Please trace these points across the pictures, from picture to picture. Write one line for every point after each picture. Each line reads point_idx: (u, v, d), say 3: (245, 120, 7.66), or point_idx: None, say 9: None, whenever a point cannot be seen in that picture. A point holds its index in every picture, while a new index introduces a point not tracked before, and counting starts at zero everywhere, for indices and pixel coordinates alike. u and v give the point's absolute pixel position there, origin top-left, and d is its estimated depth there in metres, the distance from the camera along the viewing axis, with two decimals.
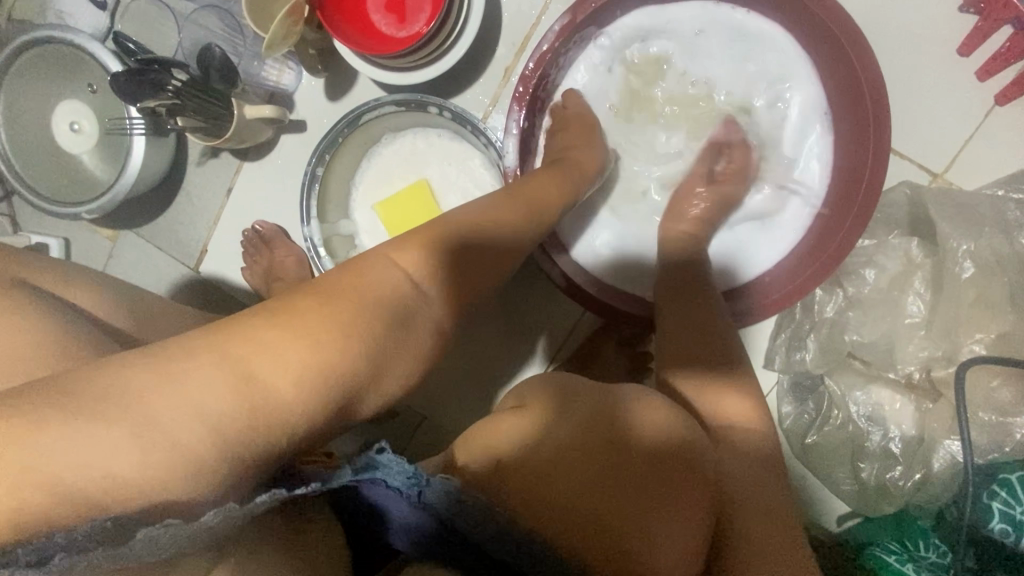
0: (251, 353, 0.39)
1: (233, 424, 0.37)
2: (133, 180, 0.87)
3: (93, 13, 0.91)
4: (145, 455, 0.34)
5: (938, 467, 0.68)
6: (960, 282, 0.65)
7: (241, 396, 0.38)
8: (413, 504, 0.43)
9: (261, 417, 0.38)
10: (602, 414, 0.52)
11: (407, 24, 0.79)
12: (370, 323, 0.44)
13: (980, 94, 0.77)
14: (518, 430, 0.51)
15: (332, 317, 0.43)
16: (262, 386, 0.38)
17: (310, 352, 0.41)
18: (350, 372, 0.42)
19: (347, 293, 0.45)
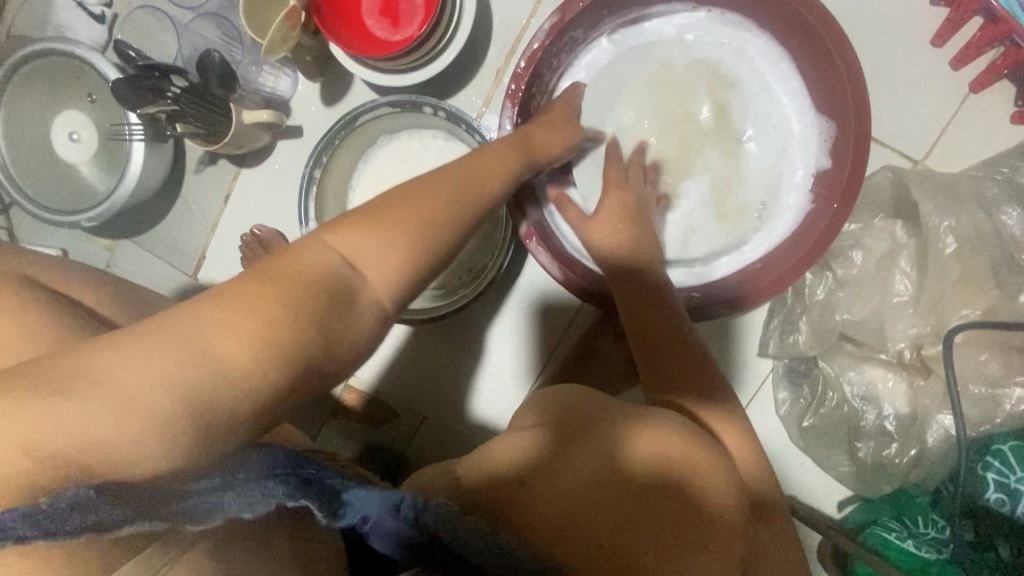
0: (201, 331, 0.40)
1: (197, 393, 0.38)
2: (133, 186, 0.88)
3: (92, 27, 0.94)
4: (118, 424, 0.36)
5: (932, 442, 0.70)
6: (944, 258, 0.68)
7: (196, 371, 0.38)
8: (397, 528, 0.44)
9: (218, 388, 0.39)
10: (600, 447, 0.57)
11: (401, 28, 0.81)
12: (306, 299, 0.44)
13: (955, 82, 0.81)
14: (533, 446, 0.58)
15: (279, 295, 0.43)
16: (217, 360, 0.39)
17: (260, 327, 0.41)
18: (300, 344, 0.43)
19: (289, 274, 0.45)
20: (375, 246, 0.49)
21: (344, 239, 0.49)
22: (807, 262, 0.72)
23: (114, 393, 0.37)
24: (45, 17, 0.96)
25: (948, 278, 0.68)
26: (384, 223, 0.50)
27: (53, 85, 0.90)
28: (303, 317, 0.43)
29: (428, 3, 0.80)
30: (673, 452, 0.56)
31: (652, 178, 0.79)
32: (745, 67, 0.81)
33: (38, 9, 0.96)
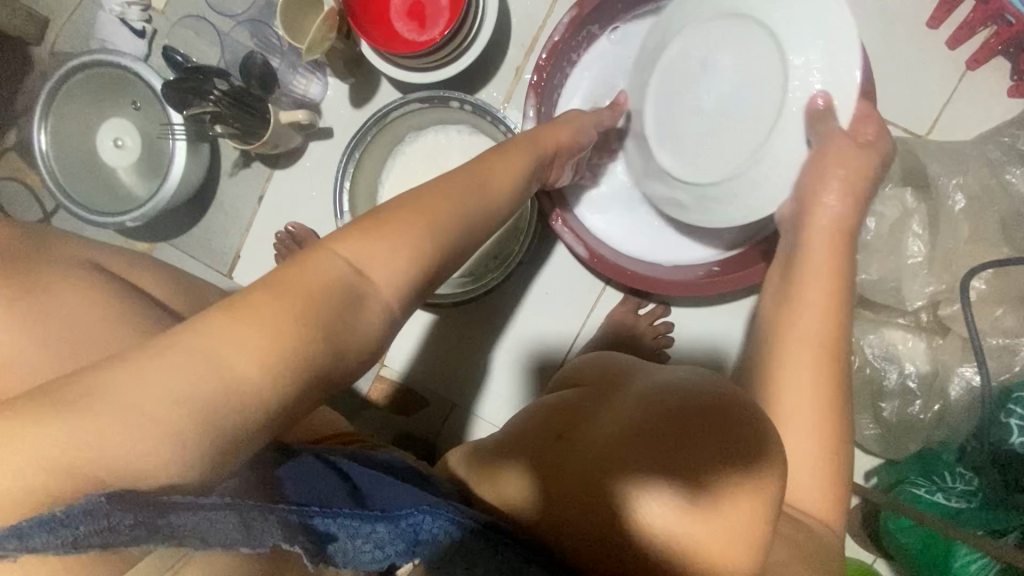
0: (206, 350, 0.34)
1: (192, 415, 0.33)
2: (175, 187, 0.92)
3: (133, 42, 1.00)
4: (95, 457, 0.32)
5: (955, 396, 0.72)
6: (954, 215, 0.72)
7: (195, 398, 0.33)
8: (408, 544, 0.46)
9: (214, 416, 0.34)
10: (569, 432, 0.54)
11: (427, 29, 0.87)
12: (324, 308, 0.39)
13: (952, 61, 0.85)
14: (518, 470, 0.55)
15: (289, 308, 0.37)
16: (221, 378, 0.34)
17: (267, 343, 0.36)
18: (310, 361, 0.37)
19: (308, 282, 0.39)
20: (392, 255, 0.45)
21: (350, 242, 0.44)
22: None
23: (112, 411, 0.33)
24: (88, 34, 1.02)
25: (958, 237, 0.72)
26: (387, 226, 0.45)
27: (97, 95, 0.96)
28: (305, 331, 0.38)
29: (453, 5, 0.86)
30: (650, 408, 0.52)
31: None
32: None
33: (81, 27, 1.02)
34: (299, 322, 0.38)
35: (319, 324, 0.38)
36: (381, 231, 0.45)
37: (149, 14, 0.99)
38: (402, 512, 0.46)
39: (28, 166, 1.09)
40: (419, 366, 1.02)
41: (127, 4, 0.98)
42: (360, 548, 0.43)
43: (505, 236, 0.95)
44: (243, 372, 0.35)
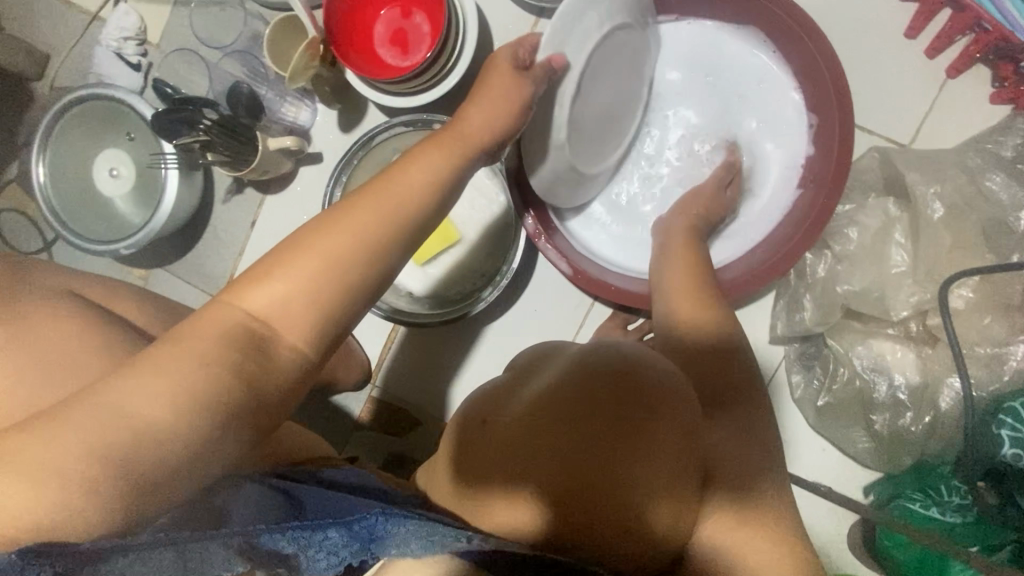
0: (122, 397, 0.43)
1: (113, 459, 0.41)
2: (167, 215, 0.94)
3: (130, 75, 1.03)
4: (40, 495, 0.39)
5: (945, 407, 0.71)
6: (934, 223, 0.71)
7: (118, 433, 0.42)
8: (362, 546, 0.48)
9: (137, 450, 0.42)
10: (503, 421, 0.62)
11: (409, 55, 0.89)
12: (232, 352, 0.46)
13: (932, 70, 0.85)
14: (463, 456, 0.63)
15: (199, 352, 0.46)
16: (137, 417, 0.43)
17: (182, 382, 0.44)
18: (226, 390, 0.45)
19: (210, 331, 0.47)
20: (296, 279, 0.49)
21: (252, 290, 0.49)
22: (805, 244, 0.75)
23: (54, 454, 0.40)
24: (87, 69, 1.05)
25: (941, 245, 0.71)
26: (290, 262, 0.50)
27: (94, 127, 0.99)
28: (214, 369, 0.45)
29: (434, 30, 0.88)
30: (561, 388, 0.62)
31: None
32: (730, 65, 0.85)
33: (79, 62, 1.06)
34: (211, 363, 0.45)
35: (239, 355, 0.46)
36: (289, 261, 0.50)
37: (145, 48, 1.03)
38: (354, 516, 0.49)
39: (29, 197, 1.12)
40: (410, 386, 1.02)
41: (124, 39, 1.02)
42: (313, 556, 0.46)
43: (491, 254, 0.96)
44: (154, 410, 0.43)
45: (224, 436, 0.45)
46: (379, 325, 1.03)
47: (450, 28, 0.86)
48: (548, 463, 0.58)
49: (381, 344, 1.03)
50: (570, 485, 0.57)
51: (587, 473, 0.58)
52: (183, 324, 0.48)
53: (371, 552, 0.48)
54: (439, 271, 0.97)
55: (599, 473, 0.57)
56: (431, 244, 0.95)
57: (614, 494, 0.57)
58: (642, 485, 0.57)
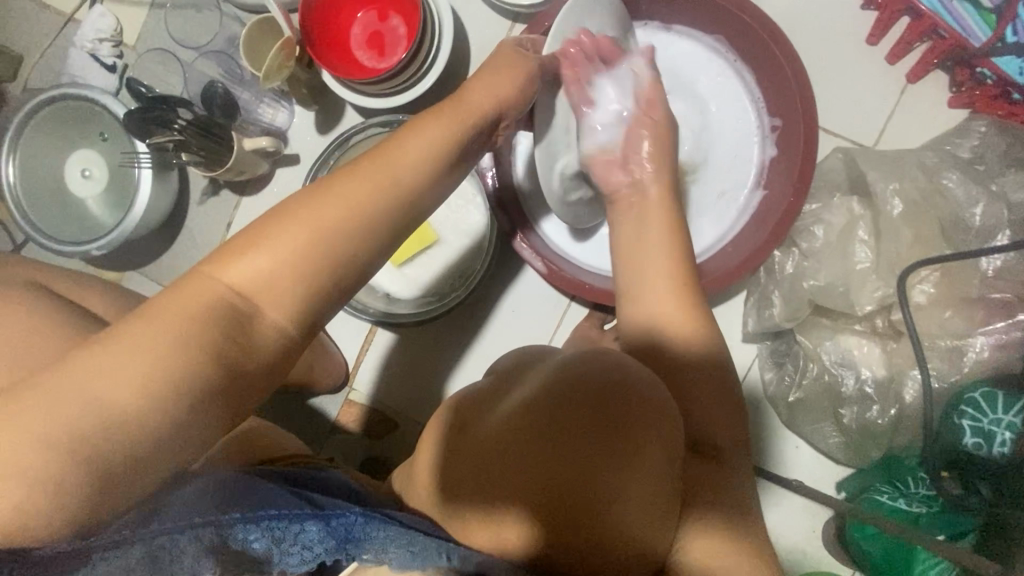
0: (87, 382, 0.41)
1: (78, 449, 0.40)
2: (140, 216, 0.93)
3: (106, 76, 1.03)
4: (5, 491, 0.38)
5: (910, 398, 0.73)
6: (895, 221, 0.73)
7: (86, 420, 0.40)
8: (338, 541, 0.48)
9: (109, 434, 0.40)
10: (483, 436, 0.59)
11: (386, 57, 0.90)
12: (209, 331, 0.44)
13: (894, 75, 0.88)
14: (444, 470, 0.60)
15: (171, 332, 0.43)
16: (105, 403, 0.41)
17: (153, 365, 0.42)
18: (200, 373, 0.43)
19: (181, 308, 0.45)
20: (267, 260, 0.47)
21: (227, 266, 0.47)
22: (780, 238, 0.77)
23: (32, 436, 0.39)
24: (60, 70, 1.05)
25: (902, 241, 0.73)
26: (267, 238, 0.48)
27: (66, 127, 0.97)
28: (190, 352, 0.43)
29: (410, 32, 0.89)
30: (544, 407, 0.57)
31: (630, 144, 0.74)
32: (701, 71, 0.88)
33: (53, 64, 1.05)
34: (186, 344, 0.43)
35: (213, 335, 0.44)
36: (258, 243, 0.47)
37: (121, 49, 1.03)
38: (332, 512, 0.49)
39: None
40: (387, 388, 1.02)
41: (99, 41, 1.01)
42: (287, 551, 0.46)
43: (469, 254, 0.96)
44: (125, 398, 0.41)
45: (197, 421, 0.44)
46: (356, 327, 1.03)
47: (425, 30, 0.87)
48: (530, 484, 0.56)
49: (357, 345, 1.03)
50: (555, 507, 0.55)
51: (571, 495, 0.55)
52: (151, 300, 0.46)
53: (346, 551, 0.48)
54: (416, 271, 0.98)
55: (586, 492, 0.54)
56: (408, 243, 0.96)
57: (601, 519, 0.54)
58: (631, 508, 0.54)
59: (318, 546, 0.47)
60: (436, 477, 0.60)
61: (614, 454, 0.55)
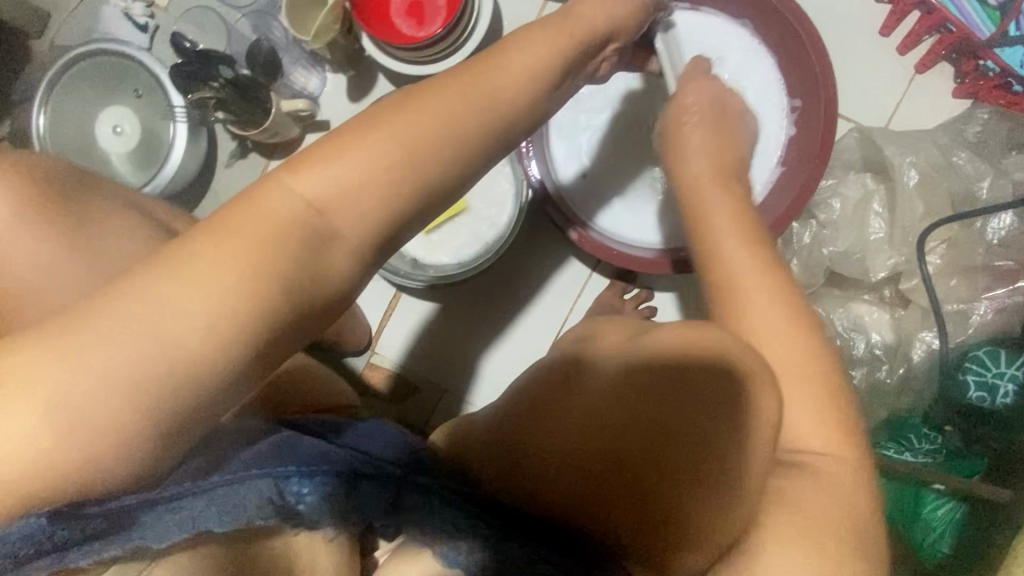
0: (151, 312, 0.40)
1: (145, 383, 0.40)
2: (173, 174, 0.94)
3: (136, 35, 1.04)
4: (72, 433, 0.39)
5: (917, 360, 0.78)
6: (908, 195, 0.79)
7: (146, 348, 0.39)
8: (389, 502, 0.52)
9: (170, 366, 0.40)
10: (551, 416, 0.55)
11: (425, 25, 0.92)
12: (277, 262, 0.43)
13: (903, 64, 0.94)
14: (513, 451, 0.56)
15: (239, 257, 0.42)
16: (171, 332, 0.40)
17: (214, 300, 0.41)
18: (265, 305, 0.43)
19: (253, 226, 0.43)
20: (344, 173, 0.46)
21: (301, 176, 0.45)
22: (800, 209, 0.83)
23: (90, 373, 0.39)
24: (91, 27, 1.05)
25: (914, 215, 0.79)
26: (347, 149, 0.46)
27: (99, 83, 0.98)
28: (253, 288, 0.42)
29: (450, 4, 0.91)
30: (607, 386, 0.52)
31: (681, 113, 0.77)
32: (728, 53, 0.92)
33: (83, 21, 1.05)
34: (243, 281, 0.42)
35: (282, 269, 0.43)
36: (334, 151, 0.46)
37: (153, 10, 1.03)
38: (386, 472, 0.53)
39: None
40: (409, 352, 1.05)
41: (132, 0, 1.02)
42: (342, 501, 0.52)
43: (496, 222, 0.99)
44: (188, 337, 0.40)
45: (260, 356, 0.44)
46: (380, 292, 1.05)
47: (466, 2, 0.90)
48: (599, 472, 0.50)
49: (380, 311, 1.05)
50: (625, 501, 0.49)
51: (648, 485, 0.49)
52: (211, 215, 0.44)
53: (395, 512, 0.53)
54: (444, 237, 1.00)
55: (661, 483, 0.48)
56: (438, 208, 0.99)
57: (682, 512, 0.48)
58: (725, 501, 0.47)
59: (369, 508, 0.53)
60: (501, 455, 0.57)
61: (687, 445, 0.48)
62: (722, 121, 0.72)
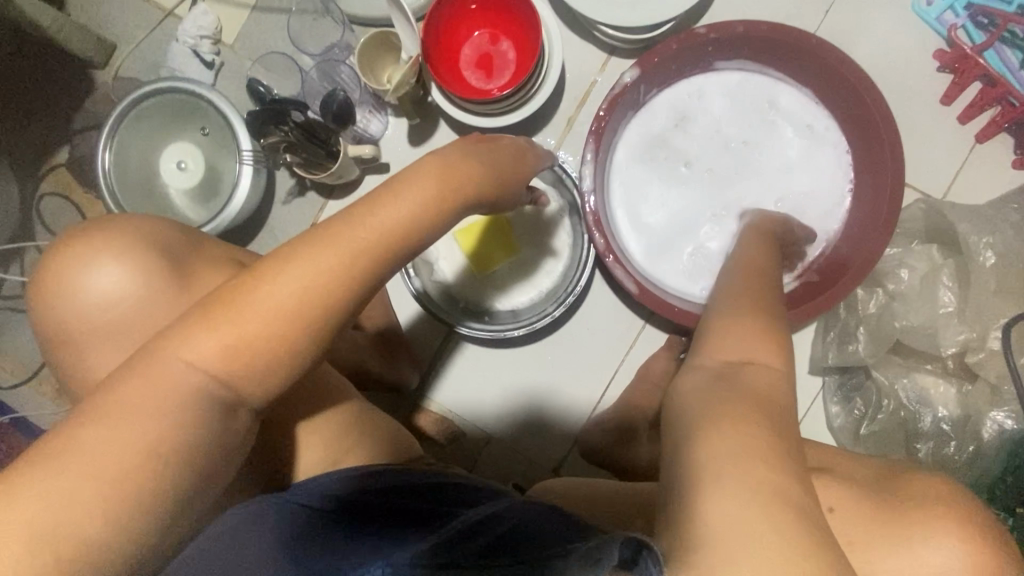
0: (113, 409, 0.50)
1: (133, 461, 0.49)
2: (237, 210, 0.96)
3: (199, 70, 1.07)
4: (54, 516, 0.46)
5: (987, 438, 0.79)
6: (984, 269, 0.80)
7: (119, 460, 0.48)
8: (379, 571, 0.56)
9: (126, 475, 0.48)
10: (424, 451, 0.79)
11: (493, 80, 0.94)
12: (182, 399, 0.51)
13: (964, 134, 0.96)
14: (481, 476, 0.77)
15: (161, 386, 0.51)
16: (112, 437, 0.49)
17: (150, 424, 0.50)
18: (180, 407, 0.51)
19: (160, 398, 0.51)
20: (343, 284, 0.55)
21: (190, 344, 0.52)
22: (883, 241, 0.82)
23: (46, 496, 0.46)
24: (159, 61, 1.08)
25: (987, 289, 0.80)
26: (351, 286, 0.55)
27: (167, 119, 1.00)
28: (178, 414, 0.51)
29: (520, 59, 0.93)
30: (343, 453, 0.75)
31: (685, 97, 0.95)
32: (791, 114, 0.94)
33: (148, 56, 1.09)
34: (169, 410, 0.51)
35: (208, 387, 0.52)
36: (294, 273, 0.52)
37: (219, 47, 1.07)
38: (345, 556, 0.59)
39: (77, 183, 1.11)
40: (458, 394, 1.05)
41: (200, 37, 1.05)
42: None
43: (550, 270, 1.00)
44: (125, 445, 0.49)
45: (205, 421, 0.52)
46: (429, 335, 1.06)
47: (535, 71, 0.91)
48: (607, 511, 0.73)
49: (430, 354, 1.06)
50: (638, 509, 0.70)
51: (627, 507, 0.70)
52: (112, 387, 0.51)
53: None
54: (496, 284, 1.01)
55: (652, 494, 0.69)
56: (494, 256, 0.99)
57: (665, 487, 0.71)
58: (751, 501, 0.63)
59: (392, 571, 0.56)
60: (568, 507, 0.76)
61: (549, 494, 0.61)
62: (697, 109, 0.95)
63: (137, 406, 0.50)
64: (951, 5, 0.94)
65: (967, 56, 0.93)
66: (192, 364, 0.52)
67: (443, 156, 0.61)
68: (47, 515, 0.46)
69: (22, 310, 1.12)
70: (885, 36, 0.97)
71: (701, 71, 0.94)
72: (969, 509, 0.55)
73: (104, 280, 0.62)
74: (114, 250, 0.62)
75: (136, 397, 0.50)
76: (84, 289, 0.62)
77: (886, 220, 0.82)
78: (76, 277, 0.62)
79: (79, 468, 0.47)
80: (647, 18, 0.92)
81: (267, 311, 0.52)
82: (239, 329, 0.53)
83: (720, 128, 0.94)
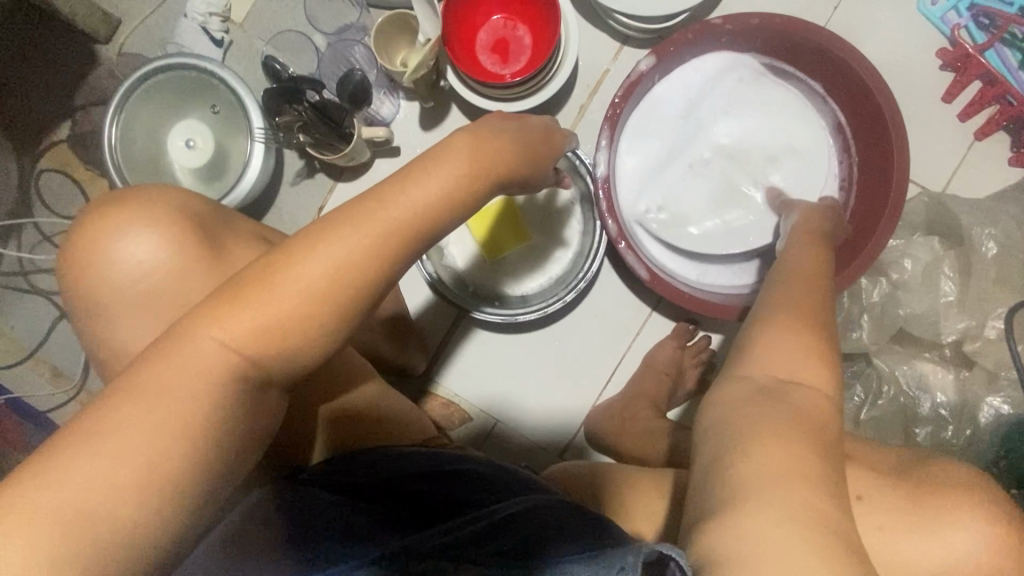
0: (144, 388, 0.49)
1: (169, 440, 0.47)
2: (247, 190, 0.95)
3: (208, 48, 1.05)
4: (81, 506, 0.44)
5: (984, 422, 0.82)
6: (984, 259, 0.83)
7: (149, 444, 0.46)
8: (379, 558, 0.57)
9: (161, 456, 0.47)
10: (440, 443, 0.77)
11: (509, 64, 0.95)
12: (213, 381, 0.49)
13: (963, 131, 0.99)
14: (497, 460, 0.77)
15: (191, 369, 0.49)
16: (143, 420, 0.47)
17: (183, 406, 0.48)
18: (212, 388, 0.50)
19: (191, 379, 0.49)
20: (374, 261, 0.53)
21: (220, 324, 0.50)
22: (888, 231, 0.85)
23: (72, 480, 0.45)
24: (165, 38, 1.06)
25: (986, 279, 0.83)
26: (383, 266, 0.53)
27: (176, 96, 0.99)
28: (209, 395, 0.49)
29: (536, 44, 0.94)
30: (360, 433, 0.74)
31: (698, 83, 0.95)
32: (799, 103, 0.96)
33: (155, 32, 1.07)
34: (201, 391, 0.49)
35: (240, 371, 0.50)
36: (327, 246, 0.52)
37: (229, 25, 1.05)
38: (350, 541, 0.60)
39: (79, 160, 1.09)
40: (467, 380, 1.06)
41: (210, 14, 1.03)
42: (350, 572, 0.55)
43: (561, 257, 1.01)
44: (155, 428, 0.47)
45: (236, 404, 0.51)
46: (439, 320, 1.06)
47: (552, 58, 0.92)
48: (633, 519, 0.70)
49: (438, 340, 1.06)
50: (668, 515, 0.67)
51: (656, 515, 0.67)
52: (141, 365, 0.50)
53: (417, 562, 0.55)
54: (507, 269, 1.02)
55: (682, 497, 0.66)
56: (505, 241, 1.00)
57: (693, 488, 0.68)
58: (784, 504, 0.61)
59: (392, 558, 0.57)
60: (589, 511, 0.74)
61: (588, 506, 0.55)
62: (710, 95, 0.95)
63: (168, 386, 0.49)
64: (954, 5, 0.97)
65: (969, 55, 0.95)
66: (221, 344, 0.50)
67: (473, 131, 0.60)
68: (78, 498, 0.44)
69: (19, 288, 1.10)
70: (891, 34, 1.00)
71: (715, 57, 0.95)
72: (976, 484, 0.58)
73: (136, 248, 0.62)
74: (147, 218, 0.62)
75: (166, 379, 0.49)
76: (116, 254, 0.62)
77: (890, 211, 0.83)
78: (111, 245, 0.61)
79: (112, 446, 0.46)
80: (663, 8, 0.93)
81: (299, 287, 0.50)
82: (271, 309, 0.51)
83: (733, 112, 0.95)
